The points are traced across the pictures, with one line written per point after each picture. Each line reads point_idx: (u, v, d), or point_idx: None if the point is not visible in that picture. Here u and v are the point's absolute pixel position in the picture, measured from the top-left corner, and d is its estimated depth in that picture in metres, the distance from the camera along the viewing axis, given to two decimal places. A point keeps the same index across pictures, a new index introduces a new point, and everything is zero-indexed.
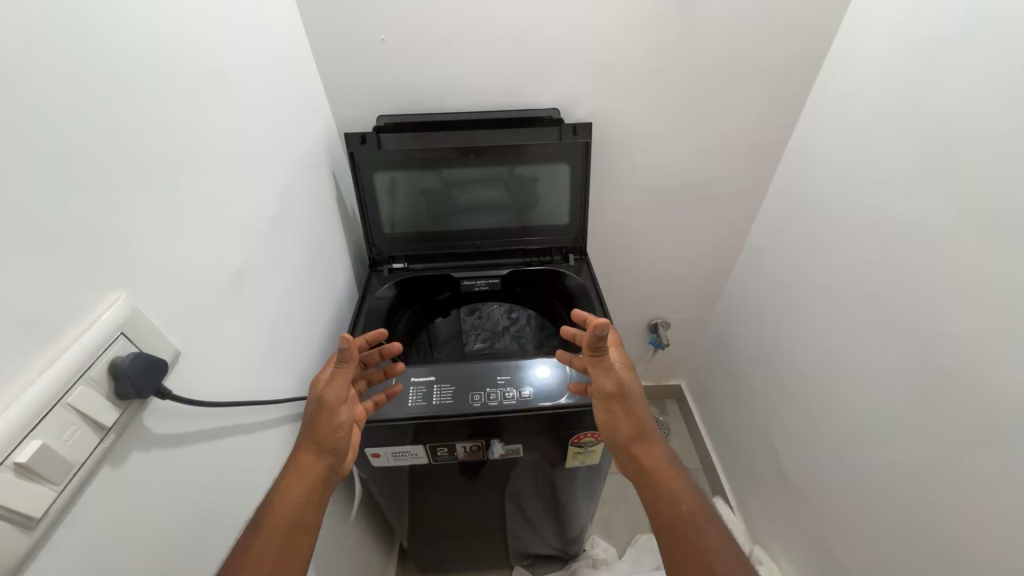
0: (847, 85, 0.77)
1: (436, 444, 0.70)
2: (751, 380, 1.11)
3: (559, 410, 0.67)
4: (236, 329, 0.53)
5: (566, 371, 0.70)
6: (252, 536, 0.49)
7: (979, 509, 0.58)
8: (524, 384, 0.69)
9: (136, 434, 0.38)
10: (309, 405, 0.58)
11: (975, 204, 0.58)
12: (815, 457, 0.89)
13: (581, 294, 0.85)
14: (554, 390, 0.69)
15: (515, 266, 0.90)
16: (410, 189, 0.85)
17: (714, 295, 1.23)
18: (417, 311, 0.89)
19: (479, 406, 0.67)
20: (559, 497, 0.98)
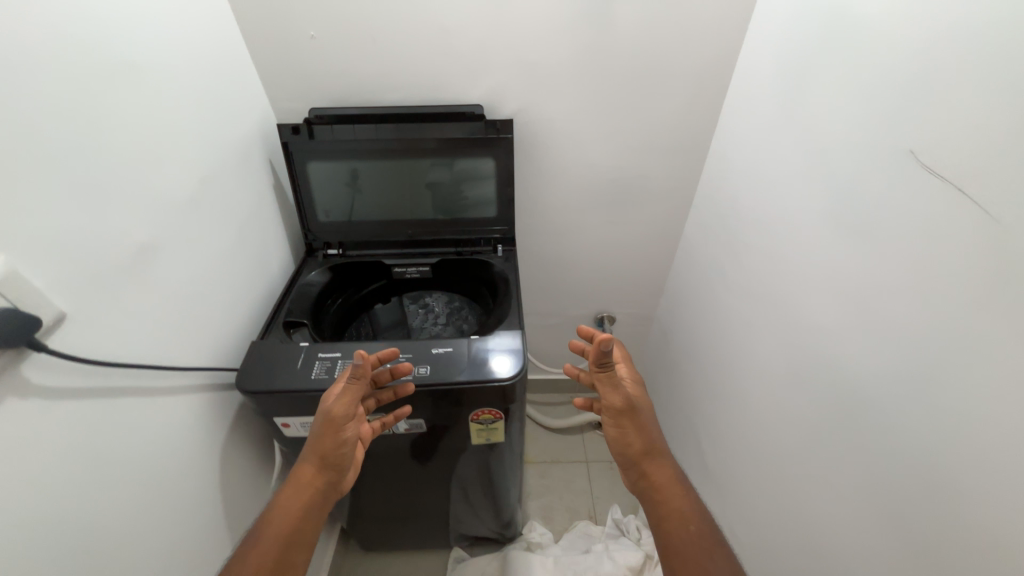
0: (750, 88, 0.81)
1: None
2: (683, 373, 1.15)
3: (451, 387, 0.70)
4: (139, 299, 0.57)
5: (467, 351, 0.74)
6: (257, 540, 0.58)
7: (840, 489, 0.61)
8: (423, 363, 0.72)
9: (16, 382, 0.43)
10: (318, 421, 0.64)
11: (834, 201, 0.61)
12: (726, 445, 0.93)
13: (502, 282, 0.90)
14: (449, 369, 0.71)
15: (444, 255, 0.95)
16: (343, 179, 0.90)
17: (656, 291, 1.27)
18: (350, 295, 0.94)
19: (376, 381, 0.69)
20: (490, 480, 1.02)
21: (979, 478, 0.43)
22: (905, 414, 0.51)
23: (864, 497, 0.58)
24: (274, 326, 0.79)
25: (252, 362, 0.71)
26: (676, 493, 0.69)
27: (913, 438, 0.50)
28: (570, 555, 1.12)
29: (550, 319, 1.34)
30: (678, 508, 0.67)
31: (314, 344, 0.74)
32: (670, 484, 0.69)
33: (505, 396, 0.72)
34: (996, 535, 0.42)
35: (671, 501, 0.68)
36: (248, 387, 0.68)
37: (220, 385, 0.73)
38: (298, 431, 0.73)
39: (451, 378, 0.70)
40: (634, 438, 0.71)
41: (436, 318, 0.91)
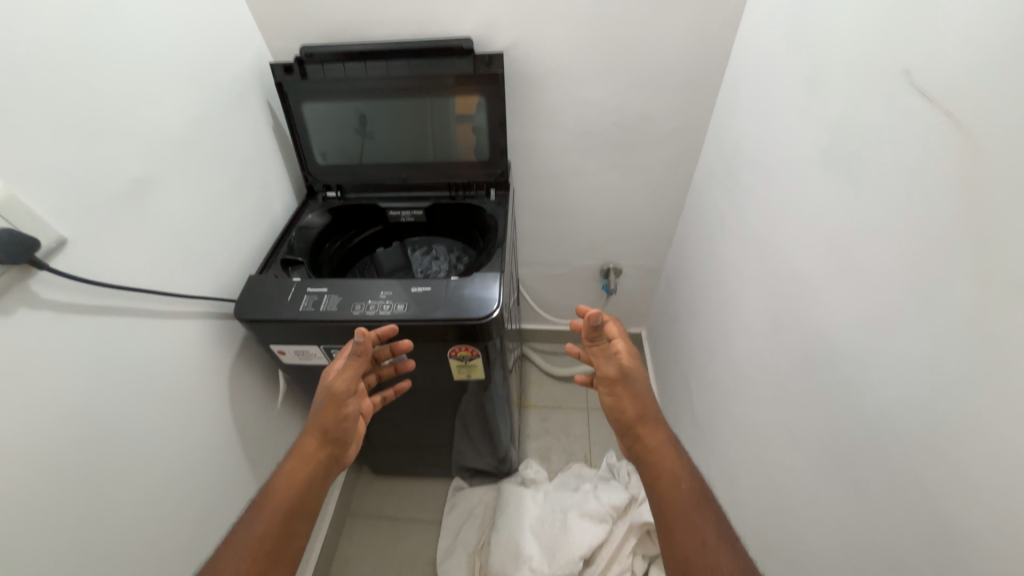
0: (763, 11, 0.72)
1: (330, 346, 0.77)
2: (683, 327, 1.12)
3: (428, 324, 0.73)
4: (138, 230, 0.63)
5: (446, 290, 0.75)
6: (266, 504, 0.62)
7: (807, 438, 0.60)
8: (401, 300, 0.74)
9: (24, 295, 0.49)
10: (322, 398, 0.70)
11: (830, 136, 0.56)
12: (715, 397, 0.93)
13: (492, 225, 0.90)
14: (426, 306, 0.73)
15: (438, 198, 0.95)
16: (338, 120, 0.91)
17: (665, 243, 1.22)
18: (350, 237, 0.97)
19: (357, 315, 0.73)
20: (484, 417, 1.07)
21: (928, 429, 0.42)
22: (872, 363, 0.49)
23: (826, 446, 0.56)
24: (273, 263, 0.84)
25: (250, 293, 0.76)
26: (671, 460, 0.64)
27: (874, 388, 0.48)
28: (559, 492, 1.18)
29: (554, 270, 1.34)
30: (671, 466, 0.63)
31: (305, 280, 0.78)
32: (662, 445, 0.65)
33: (481, 335, 0.74)
34: (936, 486, 0.41)
35: (664, 467, 0.63)
36: (245, 315, 0.74)
37: (225, 314, 0.80)
38: (294, 357, 0.80)
39: (428, 315, 0.72)
40: (630, 403, 0.68)
41: (439, 265, 0.94)
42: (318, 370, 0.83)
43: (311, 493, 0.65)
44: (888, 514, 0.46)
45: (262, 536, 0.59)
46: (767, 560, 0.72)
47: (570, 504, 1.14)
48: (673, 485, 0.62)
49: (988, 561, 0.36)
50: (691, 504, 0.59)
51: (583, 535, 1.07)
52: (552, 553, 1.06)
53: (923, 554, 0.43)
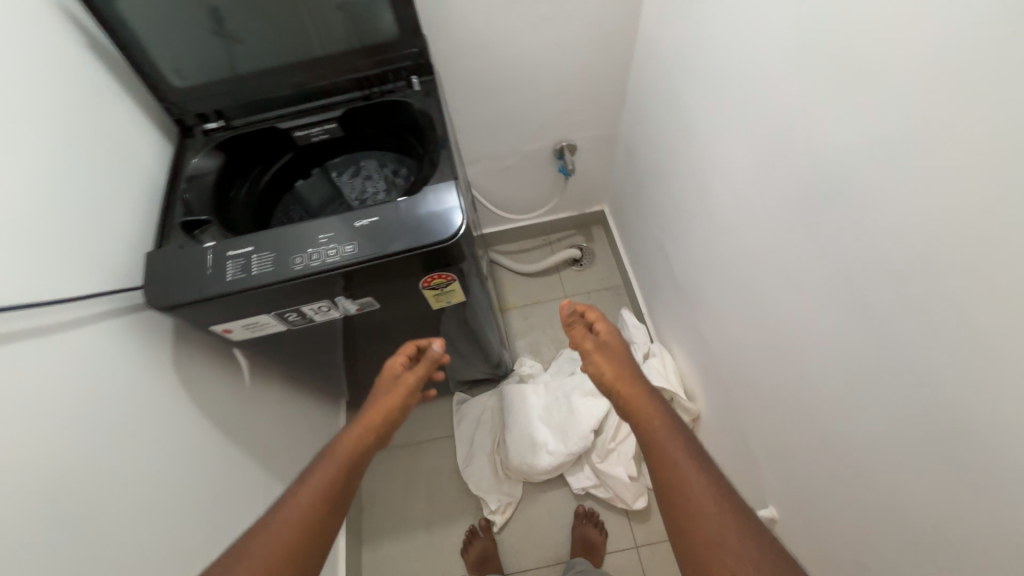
0: None
1: (282, 311, 0.66)
2: (652, 193, 1.07)
3: (388, 260, 0.62)
4: None
5: (399, 217, 0.63)
6: (320, 476, 0.61)
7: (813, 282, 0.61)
8: (349, 240, 0.62)
9: None
10: (380, 390, 0.75)
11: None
12: (696, 258, 0.93)
13: (427, 124, 0.74)
14: (379, 241, 0.62)
15: (350, 102, 0.76)
16: (181, 16, 0.66)
17: (618, 103, 1.11)
18: (259, 174, 0.80)
19: (301, 269, 0.61)
20: (474, 331, 1.05)
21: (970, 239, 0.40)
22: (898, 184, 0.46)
23: (838, 281, 0.57)
24: (174, 229, 0.67)
25: (159, 275, 0.61)
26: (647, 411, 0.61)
27: (901, 211, 0.46)
28: (558, 380, 1.22)
29: (505, 162, 1.21)
30: (644, 410, 0.61)
31: (222, 241, 0.63)
32: (638, 394, 0.65)
33: (451, 255, 0.65)
34: (971, 292, 0.41)
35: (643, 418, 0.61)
36: (164, 302, 0.60)
37: (134, 306, 0.65)
38: (244, 332, 0.69)
39: (385, 250, 0.62)
40: (607, 366, 0.70)
41: (376, 184, 0.80)
42: (279, 335, 0.73)
43: (349, 481, 0.63)
44: (911, 328, 0.48)
45: (308, 515, 0.56)
46: (767, 389, 0.78)
47: (571, 387, 1.18)
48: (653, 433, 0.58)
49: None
50: (671, 445, 0.56)
51: (589, 410, 1.14)
52: (566, 433, 1.13)
53: (946, 358, 0.45)
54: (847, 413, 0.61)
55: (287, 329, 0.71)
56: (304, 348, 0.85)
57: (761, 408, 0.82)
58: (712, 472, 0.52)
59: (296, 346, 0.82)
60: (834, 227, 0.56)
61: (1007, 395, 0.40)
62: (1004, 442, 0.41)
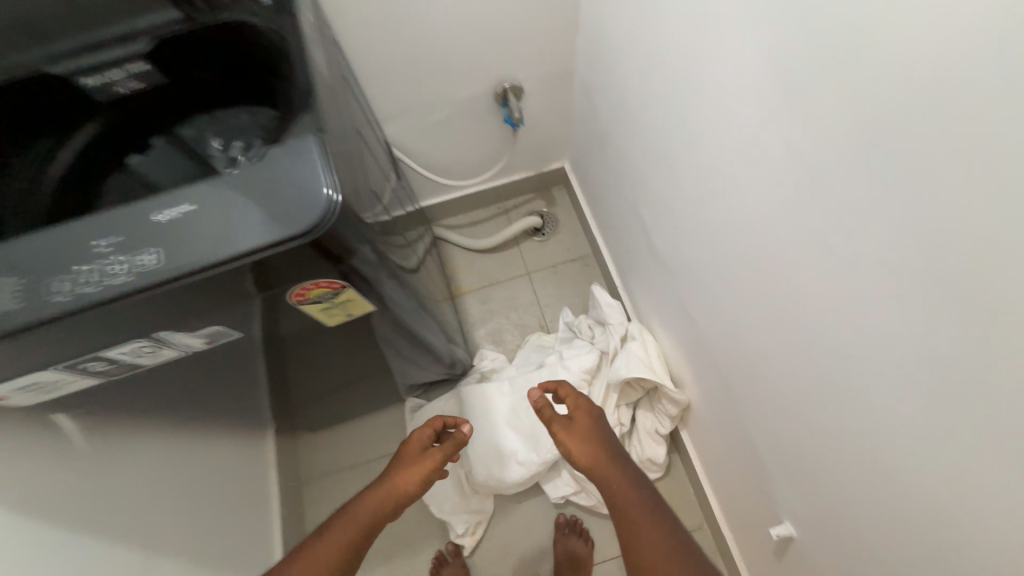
0: None
1: (72, 363, 0.46)
2: (622, 141, 0.87)
3: (211, 273, 0.41)
4: None
5: (219, 205, 0.41)
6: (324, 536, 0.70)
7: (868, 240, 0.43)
8: (143, 247, 0.40)
9: None
10: (405, 460, 0.79)
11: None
12: (682, 219, 0.74)
13: (282, 53, 0.52)
14: (191, 245, 0.40)
15: (161, 34, 0.52)
16: None
17: (570, 28, 0.89)
18: (51, 144, 0.54)
19: (67, 300, 0.39)
20: (411, 333, 0.86)
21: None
22: None
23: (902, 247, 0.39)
24: None
25: None
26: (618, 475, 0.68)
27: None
28: (524, 376, 1.03)
29: (438, 113, 0.97)
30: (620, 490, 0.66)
31: None
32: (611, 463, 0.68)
33: (328, 253, 0.44)
34: None
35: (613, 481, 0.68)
36: None
37: None
38: (26, 397, 0.51)
39: (207, 261, 0.40)
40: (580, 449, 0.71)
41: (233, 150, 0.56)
42: (93, 386, 0.55)
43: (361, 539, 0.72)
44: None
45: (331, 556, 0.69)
46: (778, 385, 0.62)
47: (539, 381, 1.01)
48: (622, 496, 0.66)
49: None
50: (636, 507, 0.64)
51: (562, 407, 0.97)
52: (537, 437, 0.96)
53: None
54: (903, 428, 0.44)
55: (101, 381, 0.54)
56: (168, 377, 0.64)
57: (769, 405, 0.66)
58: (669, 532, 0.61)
59: (156, 382, 0.62)
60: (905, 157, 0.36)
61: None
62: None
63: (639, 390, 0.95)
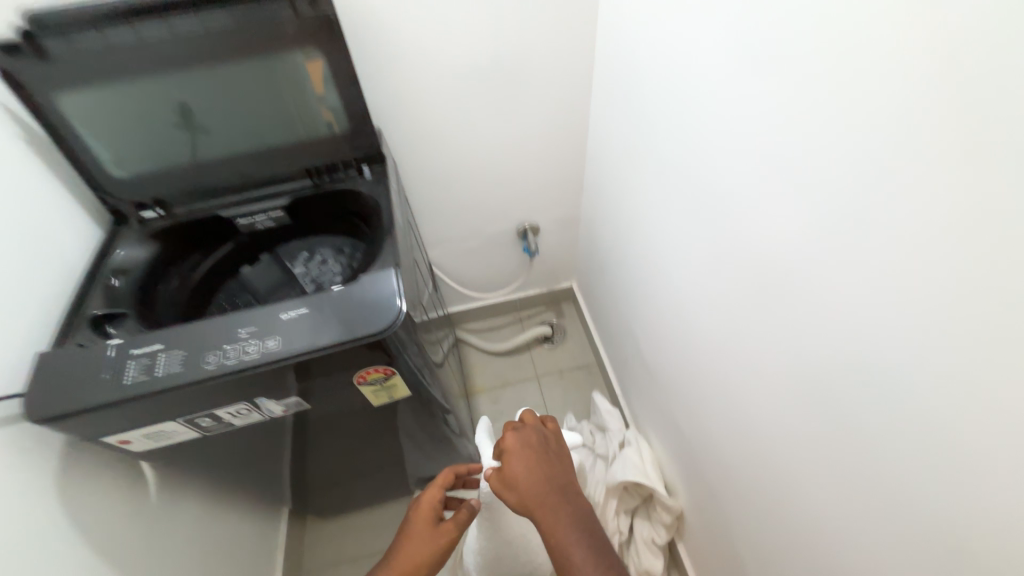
0: None
1: (173, 433, 0.59)
2: (615, 272, 1.07)
3: (259, 368, 0.55)
4: None
5: (282, 318, 0.57)
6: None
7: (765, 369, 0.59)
8: (199, 346, 0.55)
9: None
10: (416, 535, 0.70)
11: (738, 30, 0.49)
12: (661, 340, 0.89)
13: (376, 209, 0.73)
14: (249, 342, 0.55)
15: (295, 191, 0.77)
16: (132, 107, 0.68)
17: (576, 189, 1.16)
18: (198, 261, 0.75)
19: (151, 373, 0.53)
20: (435, 427, 0.93)
21: (941, 327, 0.36)
22: (841, 273, 0.44)
23: (807, 377, 0.52)
24: (78, 325, 0.60)
25: (41, 382, 0.53)
26: (545, 501, 0.64)
27: (869, 305, 0.41)
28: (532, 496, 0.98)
29: (469, 241, 1.21)
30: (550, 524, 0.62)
31: (127, 340, 0.56)
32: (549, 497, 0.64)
33: (389, 346, 0.59)
34: (942, 390, 0.37)
35: (553, 533, 0.62)
36: (45, 414, 0.51)
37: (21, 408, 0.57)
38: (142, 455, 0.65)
39: (276, 355, 0.55)
40: (523, 476, 0.65)
41: (339, 269, 0.75)
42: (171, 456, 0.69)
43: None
44: (906, 427, 0.41)
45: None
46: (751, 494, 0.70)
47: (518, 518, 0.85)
48: (550, 521, 0.63)
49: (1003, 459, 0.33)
50: (567, 534, 0.61)
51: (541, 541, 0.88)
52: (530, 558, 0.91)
53: (950, 467, 0.38)
54: (846, 523, 0.52)
55: (163, 455, 0.67)
56: (212, 451, 0.69)
57: (748, 513, 0.72)
58: (595, 550, 0.60)
59: (208, 450, 0.69)
60: (791, 307, 0.51)
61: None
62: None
63: (637, 497, 1.00)
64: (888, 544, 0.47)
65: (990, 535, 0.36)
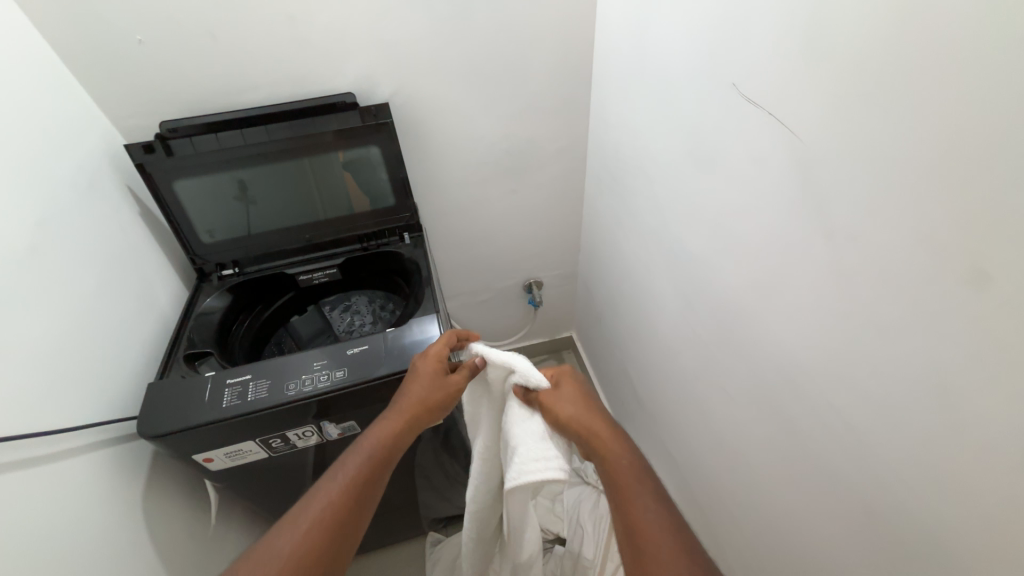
0: (609, 54, 0.87)
1: (246, 452, 0.71)
2: (610, 321, 1.22)
3: (327, 395, 0.68)
4: (19, 363, 0.55)
5: (345, 354, 0.71)
6: (334, 484, 0.57)
7: (730, 395, 0.72)
8: (277, 377, 0.68)
9: None
10: (420, 379, 0.66)
11: (687, 141, 0.69)
12: (653, 380, 1.02)
13: (414, 267, 0.90)
14: (318, 375, 0.69)
15: (349, 253, 0.93)
16: (219, 188, 0.84)
17: (573, 250, 1.34)
18: (261, 311, 0.90)
19: (242, 399, 0.66)
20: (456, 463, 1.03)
21: (838, 352, 0.50)
22: (773, 315, 0.59)
23: (761, 400, 0.65)
24: (174, 363, 0.74)
25: (150, 405, 0.65)
26: (600, 420, 0.60)
27: (791, 336, 0.57)
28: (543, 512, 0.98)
29: (480, 295, 1.37)
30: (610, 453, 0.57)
31: (221, 371, 0.70)
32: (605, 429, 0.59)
33: None
34: (846, 399, 0.51)
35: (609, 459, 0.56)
36: (152, 431, 0.63)
37: (117, 433, 0.69)
38: (208, 479, 0.75)
39: (342, 384, 0.68)
40: (574, 402, 0.61)
41: (382, 318, 0.89)
42: (224, 487, 0.79)
43: (360, 503, 0.57)
44: (827, 427, 0.54)
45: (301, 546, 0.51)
46: (732, 512, 0.80)
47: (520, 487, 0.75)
48: (603, 442, 0.58)
49: (886, 443, 0.47)
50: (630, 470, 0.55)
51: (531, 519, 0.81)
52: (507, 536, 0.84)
53: (862, 458, 0.50)
54: (801, 523, 0.63)
55: (223, 481, 0.77)
56: (264, 477, 0.79)
57: (731, 532, 0.82)
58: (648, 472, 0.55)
59: (261, 477, 0.79)
60: (743, 341, 0.67)
61: (918, 490, 0.45)
62: (943, 532, 0.43)
63: None
64: (833, 537, 0.57)
65: (895, 510, 0.48)
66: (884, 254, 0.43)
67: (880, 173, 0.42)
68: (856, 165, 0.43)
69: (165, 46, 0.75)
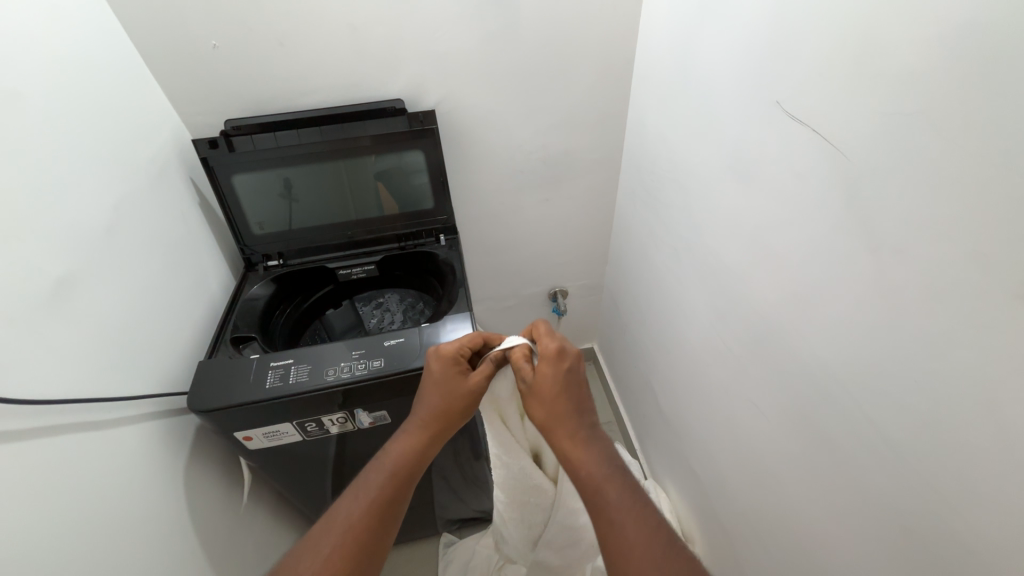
0: (650, 70, 0.90)
1: (284, 433, 0.74)
2: (635, 334, 1.23)
3: (362, 383, 0.70)
4: (92, 331, 0.61)
5: (382, 346, 0.74)
6: (358, 502, 0.56)
7: (762, 410, 0.72)
8: (316, 363, 0.72)
9: (43, 426, 0.52)
10: (438, 381, 0.65)
11: (728, 156, 0.70)
12: (679, 394, 1.01)
13: (448, 268, 0.93)
14: (354, 363, 0.72)
15: (387, 251, 0.97)
16: (271, 184, 0.90)
17: (601, 261, 1.35)
18: (300, 302, 0.94)
19: (284, 382, 0.69)
20: (476, 465, 1.04)
21: (879, 368, 0.50)
22: (811, 330, 0.59)
23: (795, 415, 0.65)
24: (222, 344, 0.78)
25: (200, 382, 0.69)
26: (565, 422, 0.58)
27: (827, 352, 0.57)
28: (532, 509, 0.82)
29: (507, 300, 1.39)
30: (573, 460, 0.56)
31: (265, 354, 0.73)
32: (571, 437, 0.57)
33: None
34: (887, 416, 0.50)
35: (574, 460, 0.56)
36: (201, 405, 0.67)
37: (166, 407, 0.73)
38: (245, 457, 0.79)
39: (377, 373, 0.71)
40: (549, 401, 0.59)
41: (416, 315, 0.92)
42: (258, 467, 0.83)
43: (394, 498, 0.58)
44: (864, 445, 0.54)
45: (341, 540, 0.52)
46: (757, 532, 0.78)
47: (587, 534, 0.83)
48: (574, 447, 0.57)
49: (927, 462, 0.46)
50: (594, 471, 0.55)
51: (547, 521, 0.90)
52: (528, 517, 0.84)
53: (899, 475, 0.50)
54: (832, 544, 0.61)
55: (257, 461, 0.80)
56: (295, 461, 0.82)
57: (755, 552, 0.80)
58: (613, 460, 0.56)
59: (293, 460, 0.82)
60: (776, 356, 0.66)
61: (957, 510, 0.44)
62: (987, 554, 0.42)
63: None
64: (868, 561, 0.56)
65: (935, 528, 0.47)
66: (932, 269, 0.43)
67: (930, 189, 0.42)
68: (901, 177, 0.44)
69: (236, 50, 0.81)
